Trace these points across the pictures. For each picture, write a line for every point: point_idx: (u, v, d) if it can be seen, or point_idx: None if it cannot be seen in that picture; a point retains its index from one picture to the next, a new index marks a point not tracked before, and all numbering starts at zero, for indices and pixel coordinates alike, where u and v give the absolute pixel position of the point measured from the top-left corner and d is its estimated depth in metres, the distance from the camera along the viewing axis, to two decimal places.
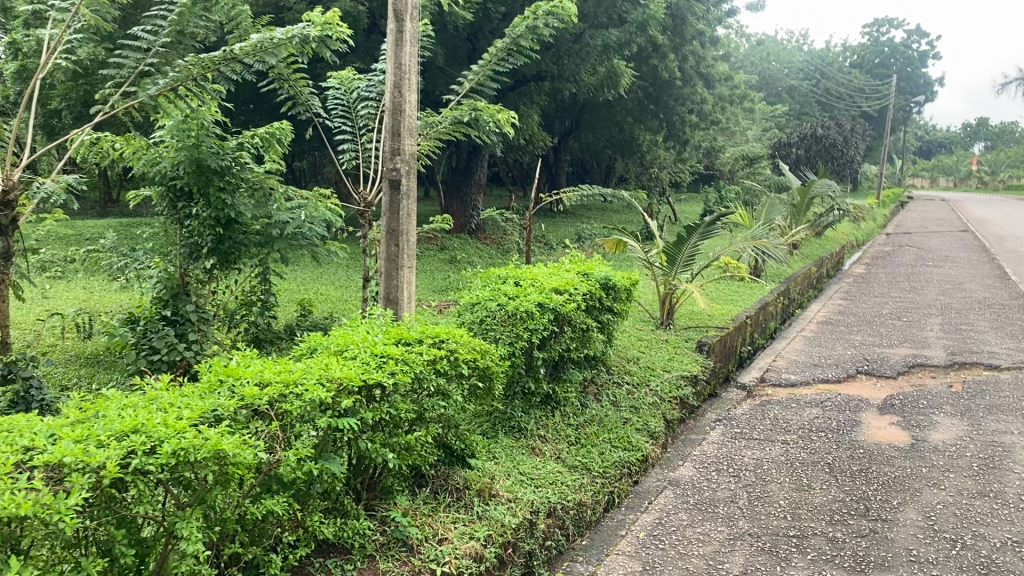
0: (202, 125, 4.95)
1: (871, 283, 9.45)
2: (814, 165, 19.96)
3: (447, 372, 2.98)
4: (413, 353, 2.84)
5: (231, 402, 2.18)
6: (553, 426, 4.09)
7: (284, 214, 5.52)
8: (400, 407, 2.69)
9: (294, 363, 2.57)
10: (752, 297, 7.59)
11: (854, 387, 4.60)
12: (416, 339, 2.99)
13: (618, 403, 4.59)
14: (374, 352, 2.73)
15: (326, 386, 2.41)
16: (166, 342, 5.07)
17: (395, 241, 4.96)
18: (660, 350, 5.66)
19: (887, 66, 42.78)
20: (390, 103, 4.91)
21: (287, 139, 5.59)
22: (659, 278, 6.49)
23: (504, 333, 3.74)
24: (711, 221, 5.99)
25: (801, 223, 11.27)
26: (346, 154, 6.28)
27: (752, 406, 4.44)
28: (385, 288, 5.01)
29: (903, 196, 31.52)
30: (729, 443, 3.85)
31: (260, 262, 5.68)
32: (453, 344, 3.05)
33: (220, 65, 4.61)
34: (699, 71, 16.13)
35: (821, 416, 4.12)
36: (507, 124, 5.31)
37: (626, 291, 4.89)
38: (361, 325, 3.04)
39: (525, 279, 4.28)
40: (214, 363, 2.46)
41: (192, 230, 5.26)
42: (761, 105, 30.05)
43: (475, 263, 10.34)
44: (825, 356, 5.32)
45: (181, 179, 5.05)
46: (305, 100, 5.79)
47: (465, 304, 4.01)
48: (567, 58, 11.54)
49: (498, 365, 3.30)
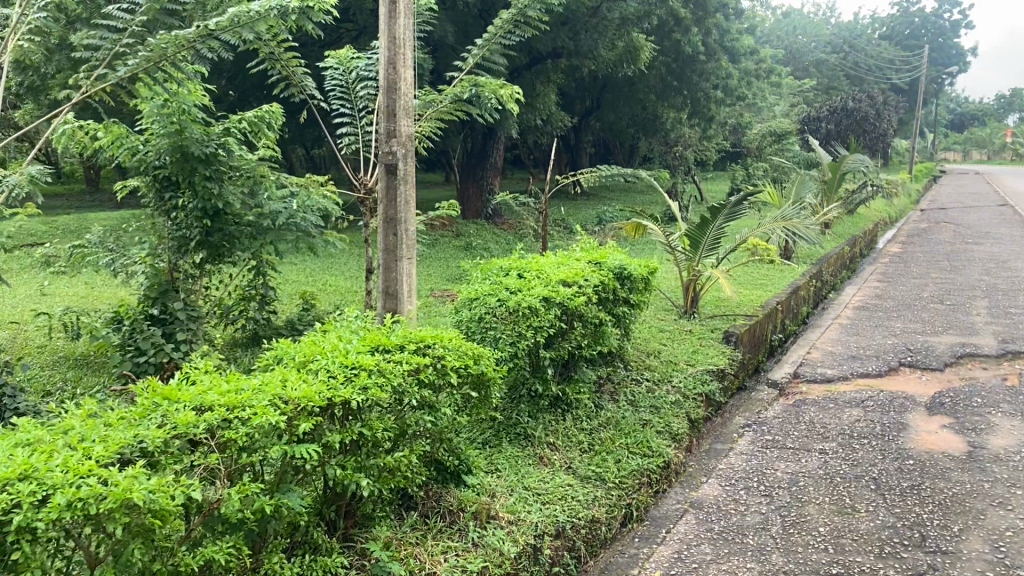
0: (183, 110, 4.61)
1: (908, 263, 8.94)
2: (844, 140, 19.30)
3: (433, 383, 2.60)
4: (390, 363, 2.46)
5: (158, 432, 1.82)
6: (563, 432, 3.71)
7: (275, 203, 5.14)
8: (375, 426, 2.32)
9: (248, 379, 2.20)
10: (783, 281, 7.15)
11: (897, 382, 4.17)
12: (397, 345, 2.60)
13: (636, 404, 4.20)
14: (345, 363, 2.36)
15: (281, 408, 2.04)
16: (153, 343, 4.76)
17: (394, 231, 4.59)
18: (682, 342, 5.25)
19: (919, 37, 41.66)
20: (384, 80, 4.51)
21: (278, 122, 5.24)
22: (681, 263, 6.07)
23: (504, 333, 3.35)
24: (737, 201, 5.55)
25: (834, 199, 10.74)
26: (345, 138, 5.90)
27: (784, 407, 4.01)
28: (384, 281, 4.64)
29: (935, 170, 30.67)
30: (759, 454, 3.45)
31: (253, 255, 5.33)
32: (441, 350, 2.67)
33: (196, 42, 4.24)
34: (724, 45, 15.56)
35: (863, 418, 3.70)
36: (511, 100, 4.88)
37: (644, 280, 4.47)
38: (335, 330, 2.67)
39: (530, 270, 3.89)
40: (151, 383, 2.10)
41: (179, 223, 4.94)
42: (788, 80, 29.35)
43: (491, 249, 9.97)
44: (864, 347, 4.88)
45: (166, 168, 4.75)
46: (299, 82, 5.41)
47: (464, 299, 3.63)
48: (584, 33, 10.85)
49: (495, 370, 2.92)
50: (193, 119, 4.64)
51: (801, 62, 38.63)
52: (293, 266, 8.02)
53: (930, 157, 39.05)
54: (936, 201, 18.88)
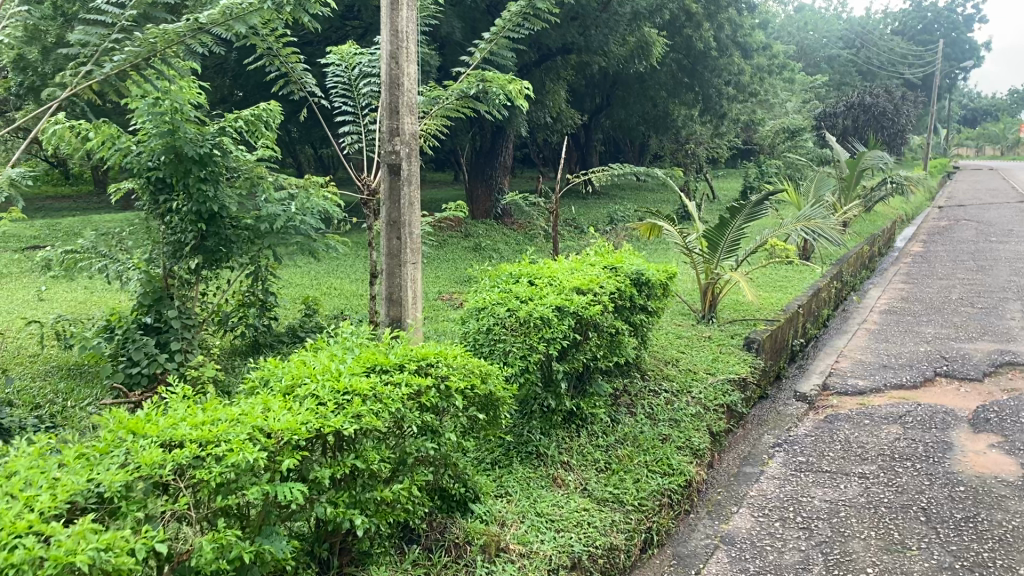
0: (176, 107, 4.39)
1: (931, 263, 8.65)
2: (860, 136, 18.98)
3: (435, 406, 2.35)
4: (387, 385, 2.21)
5: (116, 475, 1.59)
6: (578, 450, 3.47)
7: (273, 206, 4.91)
8: (370, 458, 2.08)
9: (227, 408, 1.97)
10: (803, 283, 6.89)
11: (936, 395, 3.91)
12: (396, 365, 2.35)
13: (655, 418, 3.96)
14: (336, 388, 2.11)
15: (261, 443, 1.80)
16: (146, 352, 4.53)
17: (397, 234, 4.33)
18: (702, 349, 5.00)
19: (932, 32, 41.17)
20: (386, 76, 4.26)
21: (277, 121, 5.00)
22: (699, 266, 5.81)
23: (514, 345, 3.11)
24: (758, 200, 5.29)
25: (853, 197, 10.45)
26: (347, 137, 5.67)
27: (816, 423, 3.75)
28: (386, 287, 4.40)
29: (950, 167, 30.28)
30: (792, 480, 3.20)
31: (252, 261, 5.10)
32: (445, 369, 2.42)
33: (186, 37, 4.01)
34: (736, 40, 15.26)
35: (903, 437, 3.44)
36: (520, 95, 4.61)
37: (663, 286, 4.22)
38: (329, 347, 2.42)
39: (541, 277, 3.64)
40: (117, 415, 1.86)
41: (174, 226, 4.72)
42: (800, 77, 29.02)
43: (501, 250, 9.73)
44: (896, 354, 4.63)
45: (158, 170, 4.53)
46: (299, 78, 5.18)
47: (471, 309, 3.39)
48: (594, 29, 10.52)
49: (504, 390, 2.67)
50: (187, 118, 4.43)
51: (813, 58, 38.24)
52: (297, 269, 7.80)
53: (944, 153, 38.58)
54: (954, 198, 18.54)
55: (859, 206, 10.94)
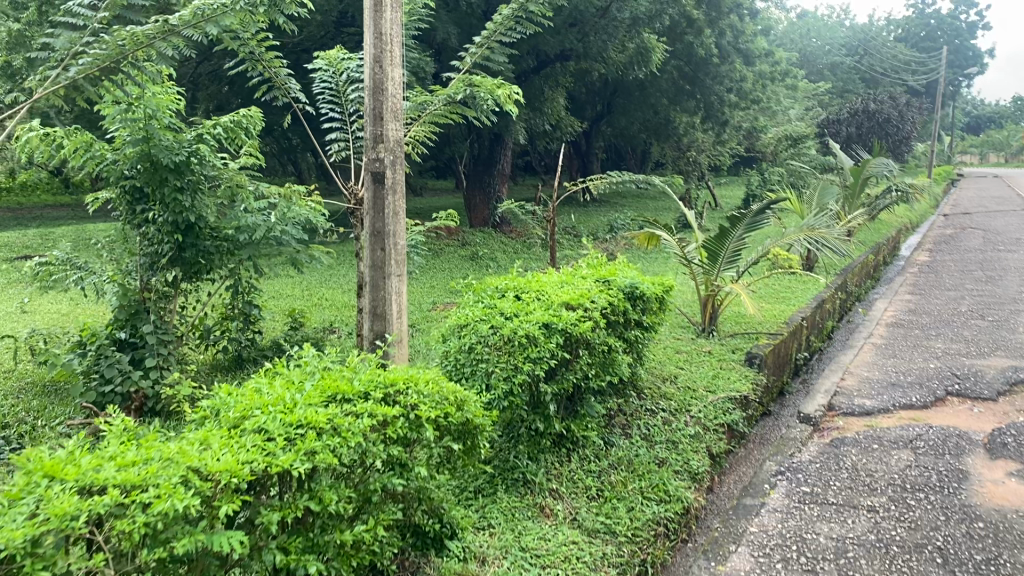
0: (150, 114, 4.20)
1: (939, 273, 8.43)
2: (865, 143, 18.77)
3: (404, 438, 2.15)
4: (348, 416, 2.01)
5: (20, 530, 1.39)
6: (567, 476, 3.26)
7: (254, 216, 4.71)
8: (326, 500, 1.88)
9: (162, 445, 1.77)
10: (806, 294, 6.69)
11: (948, 416, 3.71)
12: (361, 393, 2.15)
13: (651, 440, 3.76)
14: (289, 421, 1.91)
15: (194, 487, 1.61)
16: (119, 370, 4.34)
17: (382, 245, 4.14)
18: (702, 364, 4.79)
19: (935, 39, 41.00)
20: (370, 80, 4.06)
21: (258, 128, 4.81)
22: (699, 277, 5.60)
23: (497, 366, 2.91)
24: (759, 208, 5.10)
25: (858, 206, 10.25)
26: (334, 144, 5.48)
27: (821, 448, 3.54)
28: (370, 301, 4.20)
29: (955, 174, 30.06)
30: (796, 513, 2.99)
31: (232, 274, 4.92)
32: (416, 396, 2.21)
33: (156, 39, 3.83)
34: (738, 47, 15.09)
35: (915, 464, 3.23)
36: (510, 101, 4.42)
37: (659, 300, 4.00)
38: (288, 372, 2.22)
39: (528, 292, 3.45)
40: (35, 455, 1.66)
41: (151, 237, 4.53)
42: (803, 85, 28.85)
43: (498, 259, 9.53)
44: (904, 371, 4.41)
45: (133, 179, 4.34)
46: (282, 83, 4.99)
47: (453, 326, 3.19)
48: (593, 35, 10.37)
49: (482, 416, 2.47)
50: (162, 124, 4.24)
51: (815, 66, 38.04)
52: (287, 280, 7.62)
53: (949, 160, 38.34)
54: (959, 205, 18.32)
55: (863, 214, 10.72)
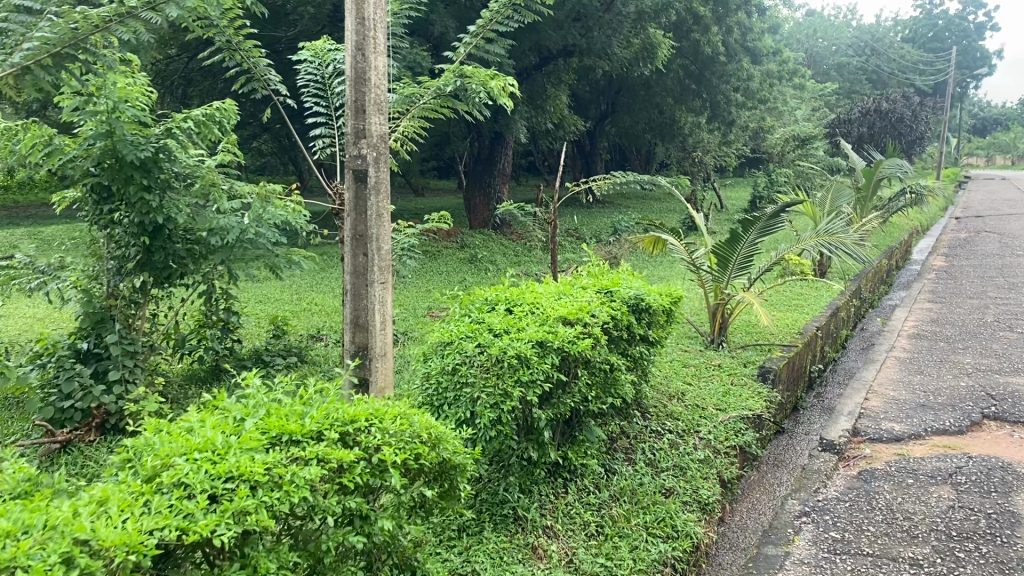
0: (112, 106, 3.87)
1: (957, 279, 8.08)
2: (877, 143, 18.37)
3: (361, 488, 1.79)
4: (293, 465, 1.65)
5: None
6: (563, 510, 2.91)
7: (229, 218, 4.36)
8: (262, 570, 1.52)
9: (53, 506, 1.40)
10: (820, 302, 6.35)
11: (988, 445, 3.36)
12: (313, 434, 1.79)
13: (657, 466, 3.41)
14: (216, 474, 1.55)
15: (80, 568, 1.24)
16: (80, 384, 3.98)
17: (363, 249, 3.81)
18: (711, 380, 4.45)
19: (943, 41, 40.63)
20: (351, 70, 3.71)
21: (233, 122, 4.47)
22: (708, 285, 5.24)
23: (481, 391, 2.55)
24: (774, 212, 4.72)
25: (871, 208, 9.89)
26: (317, 140, 5.13)
27: (848, 483, 3.19)
28: (351, 310, 3.87)
29: (963, 177, 29.70)
30: (826, 565, 2.62)
31: (206, 280, 4.57)
32: (379, 435, 1.85)
33: (114, 24, 3.60)
34: (745, 45, 14.72)
35: (961, 507, 2.87)
36: (505, 93, 4.06)
37: (666, 312, 3.64)
38: (226, 407, 1.86)
39: (520, 305, 3.10)
40: None
41: (117, 240, 4.19)
42: (811, 86, 28.52)
43: (497, 262, 9.18)
44: (933, 391, 4.07)
45: (97, 178, 4.00)
46: (261, 75, 4.64)
47: (435, 344, 2.83)
48: (597, 30, 9.99)
49: (463, 453, 2.11)
50: (126, 117, 3.91)
51: (821, 66, 37.64)
52: (275, 284, 7.28)
53: (956, 162, 37.99)
54: (971, 207, 17.92)
55: (876, 217, 10.36)
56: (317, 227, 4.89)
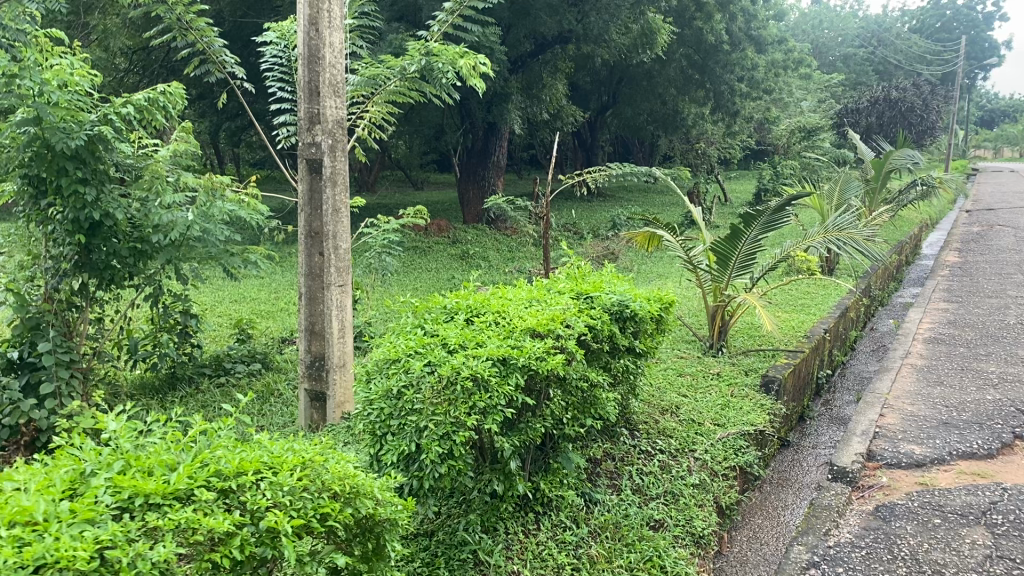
0: (36, 89, 3.44)
1: (972, 275, 7.68)
2: (885, 134, 17.87)
3: (245, 561, 1.39)
4: (135, 543, 1.23)
5: None
6: (534, 551, 2.50)
7: (173, 213, 3.93)
8: None
9: None
10: (827, 301, 5.95)
11: (1020, 472, 3.01)
12: (179, 494, 1.37)
13: (645, 494, 3.01)
14: (21, 562, 1.12)
15: None
16: (8, 398, 3.50)
17: (319, 249, 3.34)
18: (709, 391, 4.03)
19: (950, 31, 40.10)
20: (303, 46, 3.26)
21: (180, 107, 4.05)
22: (707, 284, 4.82)
23: (428, 418, 2.15)
24: (779, 205, 4.31)
25: (880, 201, 9.49)
26: (281, 128, 4.70)
27: (864, 523, 2.79)
28: (307, 317, 3.44)
29: (971, 169, 29.25)
30: None
31: (152, 281, 4.15)
32: (269, 495, 1.45)
33: None
34: (748, 32, 14.28)
35: (999, 558, 2.47)
36: (476, 74, 3.63)
37: (655, 320, 3.23)
38: (73, 457, 1.44)
39: (483, 316, 2.70)
40: None
41: (54, 237, 3.80)
42: (817, 75, 28.04)
43: (489, 258, 8.78)
44: (956, 407, 3.68)
45: (29, 168, 3.59)
46: (215, 56, 4.20)
47: (380, 362, 2.40)
48: (593, 14, 9.44)
49: (392, 504, 1.72)
50: (53, 101, 3.48)
51: (827, 58, 37.01)
52: (251, 283, 6.90)
53: (964, 154, 37.51)
54: (982, 200, 17.45)
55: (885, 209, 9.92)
56: (277, 223, 4.47)
